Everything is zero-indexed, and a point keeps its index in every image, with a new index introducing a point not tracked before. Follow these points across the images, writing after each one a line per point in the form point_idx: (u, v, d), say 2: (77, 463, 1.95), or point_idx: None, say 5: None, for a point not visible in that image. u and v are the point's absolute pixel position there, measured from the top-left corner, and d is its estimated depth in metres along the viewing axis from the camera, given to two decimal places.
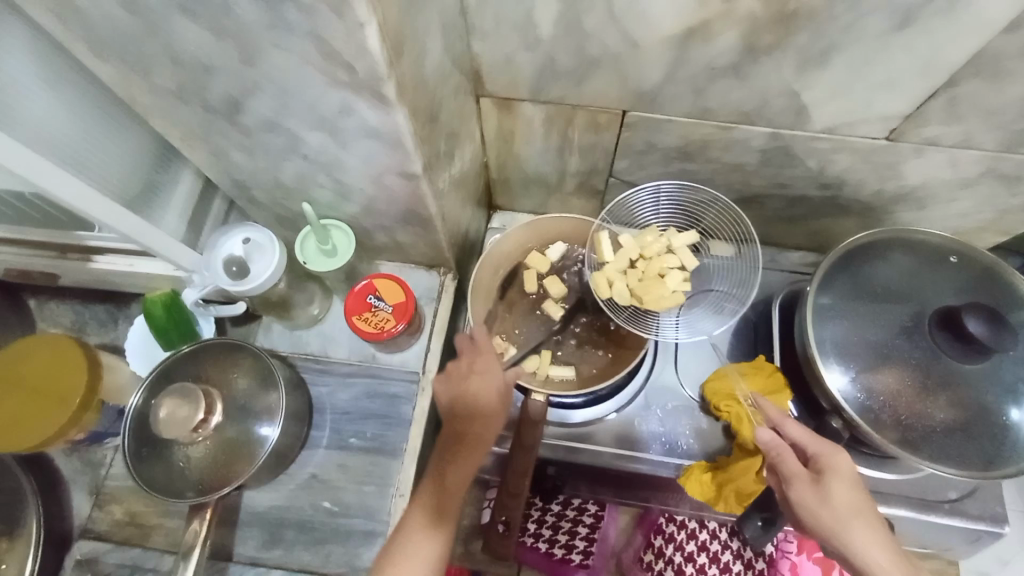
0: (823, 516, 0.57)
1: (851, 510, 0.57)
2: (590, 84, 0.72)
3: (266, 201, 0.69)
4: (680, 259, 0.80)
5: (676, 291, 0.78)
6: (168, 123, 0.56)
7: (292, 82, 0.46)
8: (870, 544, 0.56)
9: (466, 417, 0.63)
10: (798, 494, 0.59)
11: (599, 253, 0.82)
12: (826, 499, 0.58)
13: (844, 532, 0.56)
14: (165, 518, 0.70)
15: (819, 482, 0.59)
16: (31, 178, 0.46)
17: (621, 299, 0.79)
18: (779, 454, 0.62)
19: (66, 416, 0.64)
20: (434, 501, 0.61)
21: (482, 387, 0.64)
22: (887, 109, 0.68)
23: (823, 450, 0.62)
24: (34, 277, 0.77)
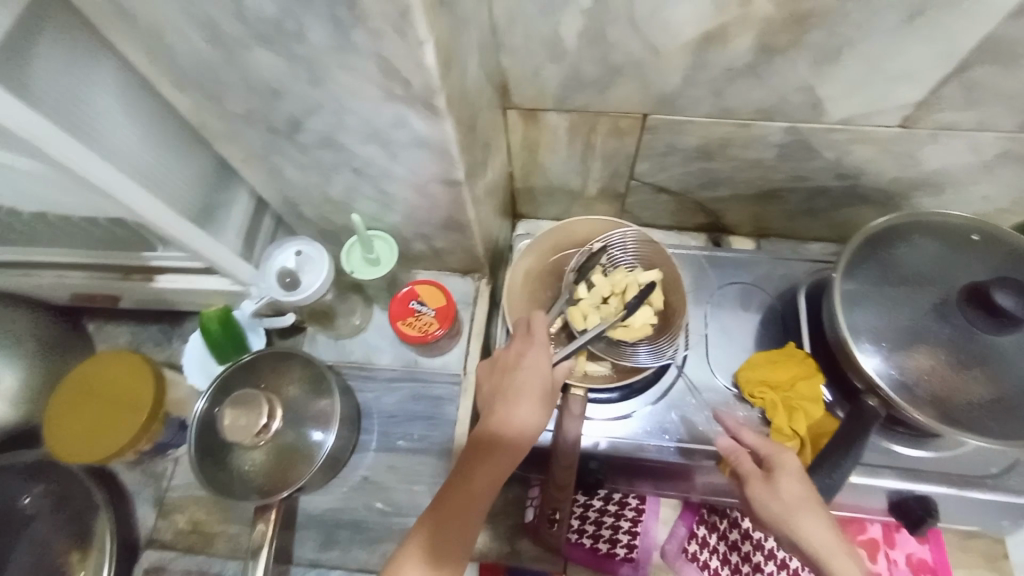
0: (773, 506, 0.62)
1: (796, 500, 0.62)
2: (613, 91, 0.76)
3: (314, 216, 0.73)
4: (649, 295, 0.82)
5: (645, 325, 0.81)
6: (231, 146, 0.60)
7: (353, 100, 0.50)
8: (818, 531, 0.59)
9: (507, 424, 0.64)
10: (752, 491, 0.65)
11: (573, 288, 0.83)
12: (775, 491, 0.63)
13: (794, 521, 0.60)
14: (226, 524, 0.73)
15: (769, 478, 0.64)
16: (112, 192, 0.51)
17: (596, 331, 0.80)
18: (735, 455, 0.68)
19: (138, 424, 0.67)
20: (456, 507, 0.61)
21: (526, 396, 0.65)
22: (900, 98, 0.71)
23: (775, 450, 0.67)
24: (97, 300, 0.81)
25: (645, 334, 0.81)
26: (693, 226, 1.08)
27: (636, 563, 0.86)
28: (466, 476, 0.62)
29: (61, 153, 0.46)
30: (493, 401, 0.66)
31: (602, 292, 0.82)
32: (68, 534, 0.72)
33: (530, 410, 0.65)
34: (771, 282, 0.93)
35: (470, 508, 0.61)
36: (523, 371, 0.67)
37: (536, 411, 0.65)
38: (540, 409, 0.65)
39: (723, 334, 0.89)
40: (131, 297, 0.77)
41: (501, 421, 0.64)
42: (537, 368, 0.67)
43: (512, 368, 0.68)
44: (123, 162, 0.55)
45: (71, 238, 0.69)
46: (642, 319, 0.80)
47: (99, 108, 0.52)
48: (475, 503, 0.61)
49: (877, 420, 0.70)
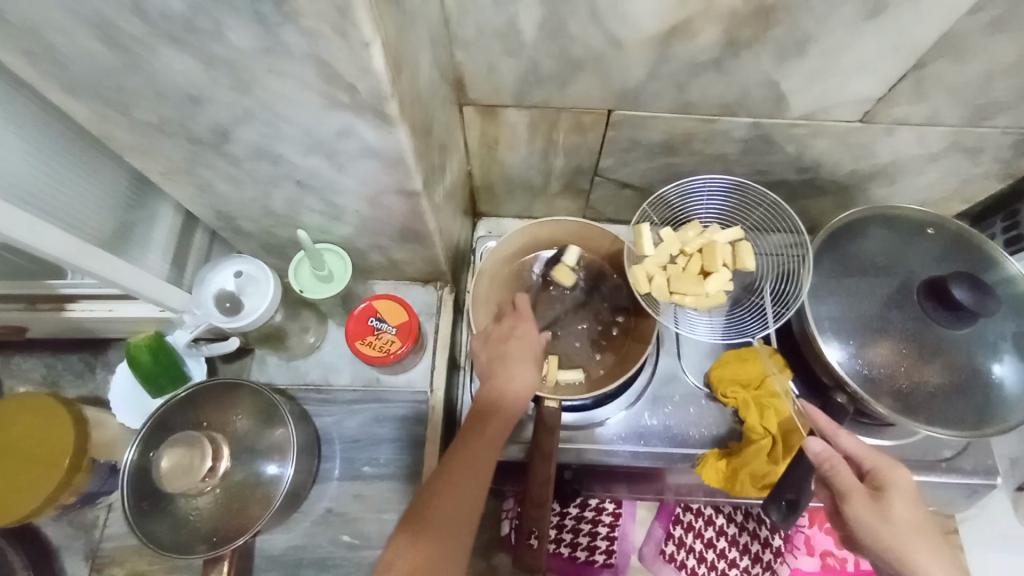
0: (889, 530, 0.58)
1: (915, 526, 0.58)
2: (575, 87, 0.72)
3: (253, 229, 0.66)
4: (730, 256, 0.77)
5: (718, 292, 0.77)
6: (146, 158, 0.52)
7: (288, 108, 0.44)
8: (937, 564, 0.57)
9: (496, 391, 0.65)
10: (856, 507, 0.60)
11: (641, 245, 0.78)
12: (886, 516, 0.59)
13: (912, 551, 0.57)
14: (174, 575, 0.66)
15: (879, 498, 0.60)
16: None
17: (661, 297, 0.77)
18: (832, 463, 0.62)
19: (56, 479, 0.59)
20: (450, 487, 0.59)
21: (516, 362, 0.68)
22: (859, 94, 0.71)
23: (883, 464, 0.62)
24: (1, 331, 0.71)
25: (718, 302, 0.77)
26: None
27: (616, 568, 0.85)
28: (458, 452, 0.61)
29: None
30: (487, 373, 0.68)
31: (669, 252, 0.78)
32: None
33: (520, 376, 0.66)
34: None
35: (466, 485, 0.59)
36: (515, 342, 0.70)
37: (527, 377, 0.67)
38: (533, 373, 0.67)
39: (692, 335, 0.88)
40: (41, 327, 0.68)
41: (497, 390, 0.65)
42: (528, 337, 0.70)
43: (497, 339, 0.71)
44: (2, 185, 0.47)
45: None
46: (716, 286, 0.76)
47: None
48: (467, 478, 0.59)
49: (846, 415, 0.72)
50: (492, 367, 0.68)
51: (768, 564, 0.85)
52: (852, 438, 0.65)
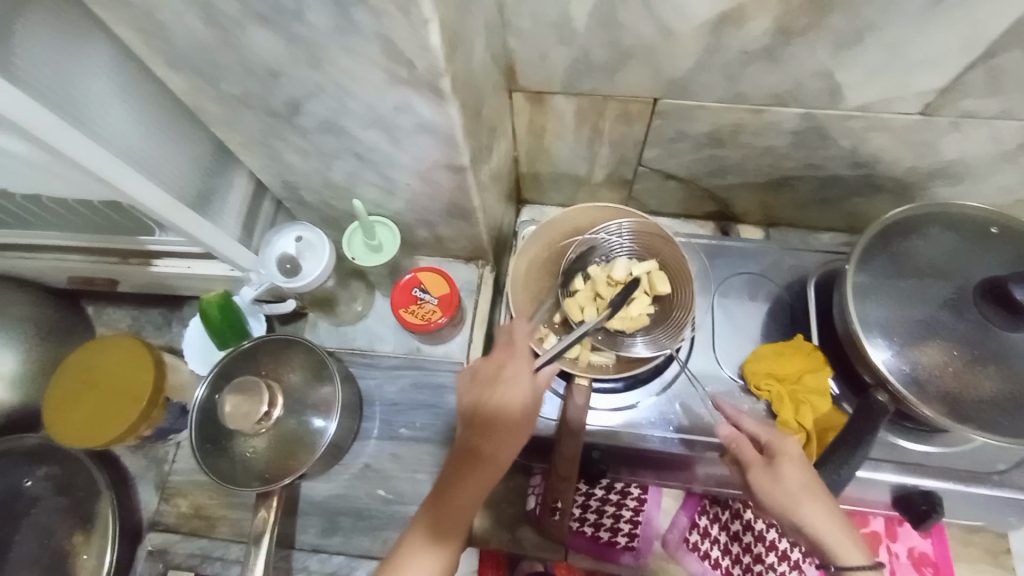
0: (777, 493, 0.64)
1: (802, 486, 0.63)
2: (622, 76, 0.74)
3: (315, 201, 0.72)
4: (647, 284, 0.81)
5: (641, 315, 0.80)
6: (228, 129, 0.58)
7: (353, 83, 0.48)
8: (818, 518, 0.62)
9: (493, 422, 0.62)
10: (755, 478, 0.66)
11: (569, 280, 0.82)
12: (778, 478, 0.64)
13: (797, 507, 0.62)
14: (229, 509, 0.73)
15: (772, 465, 0.66)
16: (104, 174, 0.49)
17: (592, 324, 0.81)
18: (737, 442, 0.69)
19: (137, 412, 0.66)
20: (455, 512, 0.61)
21: (510, 390, 0.63)
22: (921, 86, 0.68)
23: (777, 436, 0.68)
24: (95, 283, 0.80)
25: (641, 324, 0.81)
26: (701, 214, 1.06)
27: (637, 551, 0.86)
28: (451, 483, 0.61)
29: (52, 135, 0.44)
30: (477, 402, 0.64)
31: (597, 285, 0.81)
32: (75, 516, 0.72)
33: (515, 412, 0.63)
34: (780, 274, 0.91)
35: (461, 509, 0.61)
36: (504, 382, 0.64)
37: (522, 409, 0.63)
38: (526, 413, 0.63)
39: (730, 328, 0.88)
40: (130, 280, 0.77)
41: (493, 427, 0.62)
42: (522, 376, 0.64)
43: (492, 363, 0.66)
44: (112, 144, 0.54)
45: (70, 222, 0.68)
46: (637, 309, 0.80)
47: (85, 93, 0.51)
48: (467, 506, 0.61)
49: (885, 414, 0.69)
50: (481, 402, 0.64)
51: (795, 564, 0.83)
52: (753, 421, 0.72)
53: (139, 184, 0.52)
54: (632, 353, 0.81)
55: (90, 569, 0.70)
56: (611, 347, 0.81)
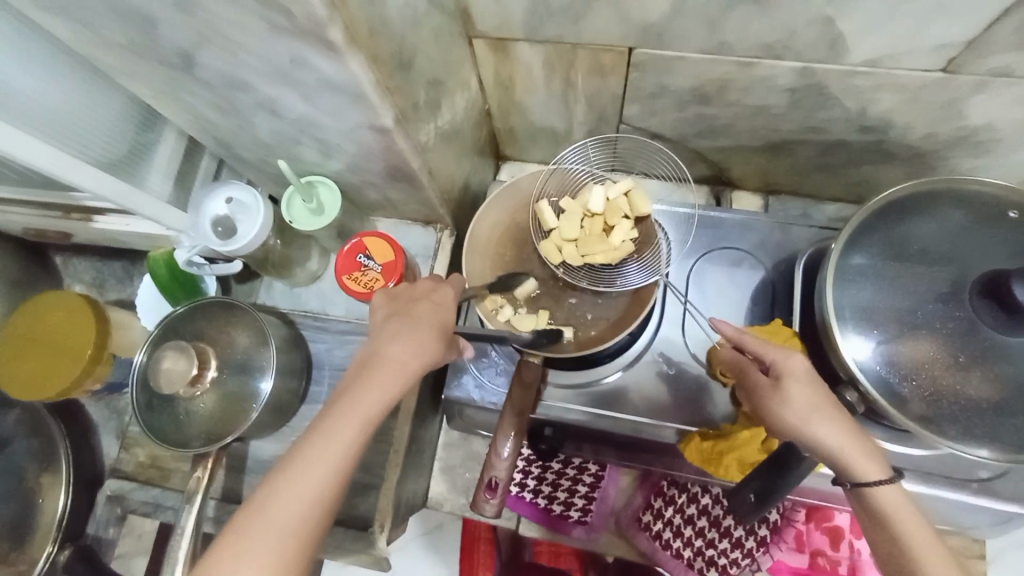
0: (785, 416, 0.57)
1: (809, 405, 0.56)
2: (589, 20, 0.64)
3: (251, 158, 0.68)
4: (625, 208, 0.77)
5: (624, 242, 0.76)
6: (134, 80, 0.54)
7: (236, 33, 0.43)
8: (834, 436, 0.55)
9: (384, 348, 0.55)
10: (763, 401, 0.59)
11: (544, 221, 0.78)
12: (785, 401, 0.57)
13: (807, 429, 0.55)
14: (181, 462, 0.76)
15: (778, 387, 0.58)
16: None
17: (574, 263, 0.78)
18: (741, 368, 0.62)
19: (79, 367, 0.68)
20: (311, 462, 0.48)
21: (428, 308, 0.59)
22: (942, 37, 0.57)
23: (782, 355, 0.59)
24: (51, 236, 0.80)
25: (628, 252, 0.77)
26: (693, 178, 0.97)
27: (589, 526, 0.86)
28: (338, 405, 0.51)
29: None
30: (380, 327, 0.57)
31: (573, 220, 0.77)
32: (39, 461, 0.76)
33: (409, 344, 0.55)
34: (767, 250, 0.83)
35: (337, 450, 0.49)
36: (425, 302, 0.59)
37: (424, 346, 0.56)
38: (441, 336, 0.57)
39: (704, 307, 0.82)
40: (80, 234, 0.76)
41: (389, 354, 0.54)
42: (441, 305, 0.59)
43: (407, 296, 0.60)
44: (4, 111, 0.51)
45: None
46: (619, 237, 0.76)
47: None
48: (324, 454, 0.49)
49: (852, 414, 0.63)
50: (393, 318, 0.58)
51: (749, 552, 0.82)
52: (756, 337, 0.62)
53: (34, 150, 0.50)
54: (625, 284, 0.77)
55: (50, 512, 0.74)
56: (601, 284, 0.78)
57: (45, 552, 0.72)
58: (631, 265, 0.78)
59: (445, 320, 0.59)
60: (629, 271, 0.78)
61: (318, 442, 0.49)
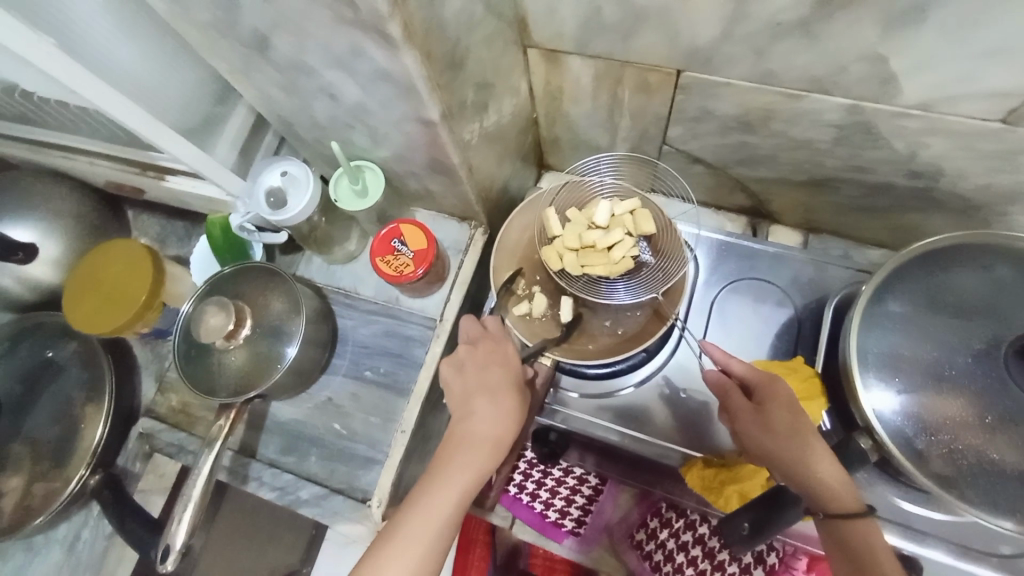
0: (764, 437, 0.63)
1: (787, 429, 0.62)
2: (639, 39, 0.66)
3: (308, 138, 0.73)
4: (630, 225, 0.77)
5: (625, 258, 0.76)
6: (216, 57, 0.60)
7: (306, 20, 0.48)
8: (814, 458, 0.60)
9: (471, 423, 0.61)
10: (745, 425, 0.66)
11: (548, 228, 0.79)
12: (765, 423, 0.64)
13: (786, 451, 0.61)
14: (207, 412, 0.82)
15: (761, 410, 0.65)
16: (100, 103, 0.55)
17: (573, 272, 0.77)
18: (725, 391, 0.69)
19: (133, 310, 0.74)
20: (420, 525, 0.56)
21: (500, 370, 0.65)
22: (1001, 86, 0.55)
23: (766, 380, 0.67)
24: (127, 190, 0.89)
25: (627, 268, 0.77)
26: (733, 207, 0.96)
27: (581, 538, 0.86)
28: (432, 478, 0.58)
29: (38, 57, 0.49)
30: (461, 403, 0.63)
31: (576, 230, 0.78)
32: (86, 392, 0.83)
33: (493, 411, 0.61)
34: (799, 287, 0.82)
35: (433, 524, 0.56)
36: (495, 364, 0.65)
37: (503, 413, 0.61)
38: (513, 398, 0.63)
39: (726, 335, 0.81)
40: (151, 191, 0.84)
41: (472, 428, 0.60)
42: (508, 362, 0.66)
43: (475, 363, 0.66)
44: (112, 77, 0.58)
45: (90, 130, 0.75)
46: (620, 251, 0.76)
47: (73, 14, 0.54)
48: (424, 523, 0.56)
49: (864, 463, 0.62)
50: (470, 388, 0.64)
51: None
52: (742, 363, 0.70)
53: (127, 110, 0.57)
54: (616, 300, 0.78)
55: (89, 438, 0.80)
56: (597, 297, 0.79)
57: (78, 474, 0.78)
58: (623, 283, 0.79)
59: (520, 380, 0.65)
60: (621, 287, 0.79)
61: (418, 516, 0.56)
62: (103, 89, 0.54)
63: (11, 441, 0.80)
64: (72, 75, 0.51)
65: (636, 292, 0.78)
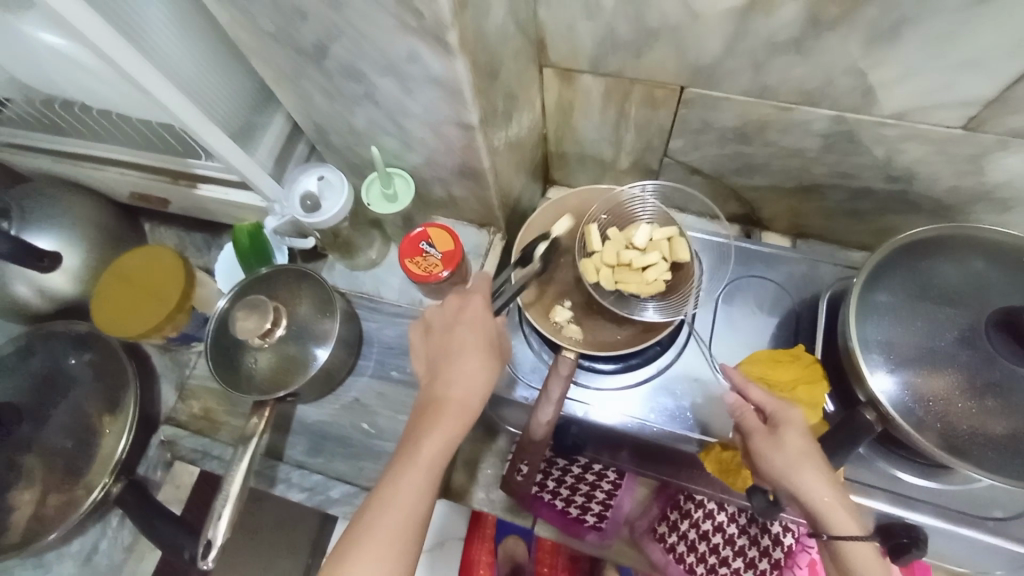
0: (779, 457, 0.67)
1: (801, 453, 0.66)
2: (648, 57, 0.74)
3: (341, 146, 0.78)
4: (666, 250, 0.82)
5: (657, 280, 0.81)
6: (267, 67, 0.65)
7: (370, 30, 0.53)
8: (817, 485, 0.65)
9: (444, 386, 0.63)
10: (758, 443, 0.70)
11: (588, 242, 0.84)
12: (779, 446, 0.68)
13: (796, 475, 0.65)
14: (229, 417, 0.83)
15: (775, 433, 0.69)
16: (168, 106, 0.58)
17: (607, 286, 0.82)
18: (741, 412, 0.74)
19: (165, 312, 0.76)
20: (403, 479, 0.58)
21: (466, 329, 0.66)
22: (963, 94, 0.65)
23: (783, 407, 0.70)
24: (151, 201, 0.91)
25: (658, 289, 0.82)
26: (727, 215, 1.04)
27: (604, 532, 0.88)
28: (415, 439, 0.60)
29: (124, 62, 0.52)
30: (432, 371, 0.66)
31: (615, 247, 0.83)
32: (106, 398, 0.82)
33: (464, 369, 0.64)
34: (795, 284, 0.89)
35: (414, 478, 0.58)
36: (462, 327, 0.66)
37: (476, 370, 0.64)
38: (482, 357, 0.64)
39: (732, 330, 0.87)
40: (179, 199, 0.87)
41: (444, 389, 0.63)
42: (477, 319, 0.66)
43: (446, 324, 0.68)
44: (173, 80, 0.61)
45: (127, 138, 0.77)
46: (654, 273, 0.81)
47: (143, 24, 0.57)
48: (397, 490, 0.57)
49: (871, 433, 0.66)
50: (445, 349, 0.66)
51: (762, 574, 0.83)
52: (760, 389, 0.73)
53: (193, 115, 0.60)
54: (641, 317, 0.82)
55: (109, 447, 0.79)
56: (626, 311, 0.83)
57: (101, 483, 0.76)
58: (652, 301, 0.83)
59: (489, 336, 0.66)
60: (652, 305, 0.83)
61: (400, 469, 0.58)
62: (174, 92, 0.57)
63: (21, 454, 0.78)
64: (151, 79, 0.55)
65: (667, 313, 0.82)
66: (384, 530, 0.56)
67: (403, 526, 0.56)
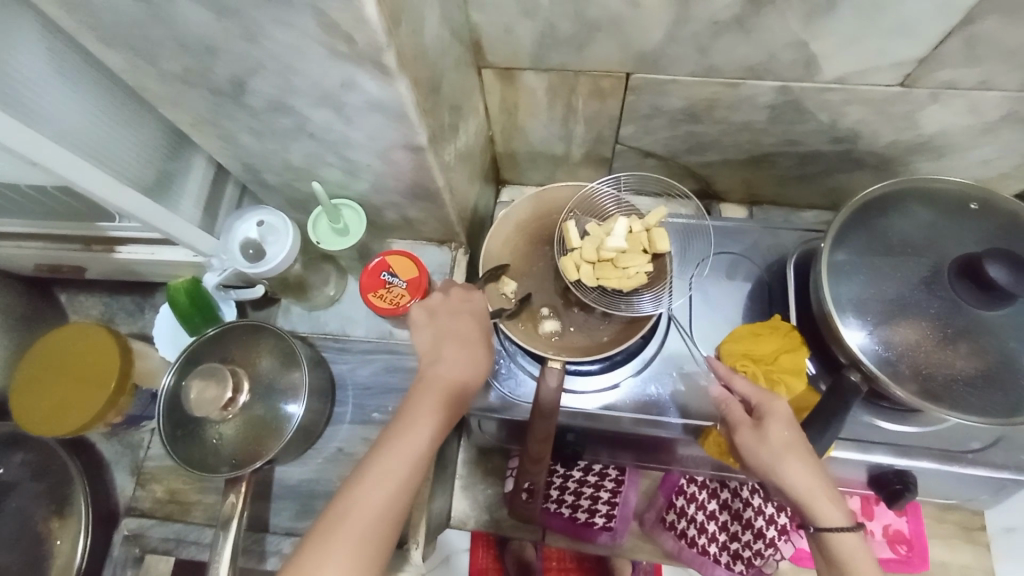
0: (761, 453, 0.64)
1: (782, 447, 0.63)
2: (591, 49, 0.71)
3: (277, 183, 0.71)
4: (645, 242, 0.80)
5: (638, 273, 0.79)
6: (178, 110, 0.58)
7: (293, 59, 0.47)
8: (801, 477, 0.62)
9: (436, 372, 0.63)
10: (741, 438, 0.67)
11: (567, 239, 0.81)
12: (762, 439, 0.64)
13: (778, 467, 0.63)
14: (202, 494, 0.74)
15: (759, 425, 0.66)
16: (68, 176, 0.50)
17: (589, 283, 0.79)
18: (727, 404, 0.70)
19: (104, 399, 0.67)
20: (385, 473, 0.55)
21: (463, 319, 0.67)
22: (899, 56, 0.66)
23: (766, 398, 0.67)
24: (64, 271, 0.80)
25: (641, 282, 0.80)
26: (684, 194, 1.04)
27: (614, 531, 0.88)
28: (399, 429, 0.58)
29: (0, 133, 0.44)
30: (425, 353, 0.65)
31: (594, 242, 0.80)
32: (51, 504, 0.73)
33: (458, 360, 0.64)
34: (760, 253, 0.90)
35: (400, 467, 0.56)
36: (459, 317, 0.67)
37: (469, 362, 0.64)
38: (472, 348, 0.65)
39: (710, 310, 0.86)
40: (97, 266, 0.77)
41: (435, 372, 0.63)
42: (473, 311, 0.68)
43: (439, 311, 0.68)
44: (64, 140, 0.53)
45: (21, 207, 0.68)
46: (634, 267, 0.78)
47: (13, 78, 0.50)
48: (407, 444, 0.57)
49: (857, 394, 0.67)
50: (434, 338, 0.66)
51: (771, 542, 0.85)
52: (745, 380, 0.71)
53: (99, 181, 0.53)
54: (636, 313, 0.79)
55: (64, 556, 0.71)
56: (611, 306, 0.81)
57: None
58: (642, 295, 0.81)
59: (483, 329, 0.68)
60: (645, 299, 0.81)
61: (382, 463, 0.56)
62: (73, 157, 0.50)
63: None
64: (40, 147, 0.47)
65: (658, 300, 0.81)
66: (355, 528, 0.52)
67: (373, 531, 0.53)
